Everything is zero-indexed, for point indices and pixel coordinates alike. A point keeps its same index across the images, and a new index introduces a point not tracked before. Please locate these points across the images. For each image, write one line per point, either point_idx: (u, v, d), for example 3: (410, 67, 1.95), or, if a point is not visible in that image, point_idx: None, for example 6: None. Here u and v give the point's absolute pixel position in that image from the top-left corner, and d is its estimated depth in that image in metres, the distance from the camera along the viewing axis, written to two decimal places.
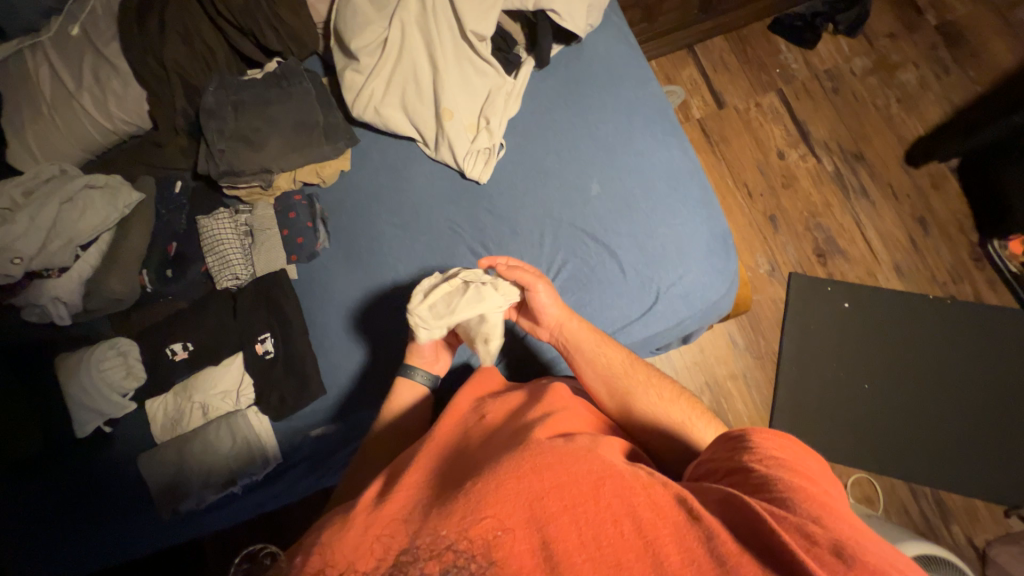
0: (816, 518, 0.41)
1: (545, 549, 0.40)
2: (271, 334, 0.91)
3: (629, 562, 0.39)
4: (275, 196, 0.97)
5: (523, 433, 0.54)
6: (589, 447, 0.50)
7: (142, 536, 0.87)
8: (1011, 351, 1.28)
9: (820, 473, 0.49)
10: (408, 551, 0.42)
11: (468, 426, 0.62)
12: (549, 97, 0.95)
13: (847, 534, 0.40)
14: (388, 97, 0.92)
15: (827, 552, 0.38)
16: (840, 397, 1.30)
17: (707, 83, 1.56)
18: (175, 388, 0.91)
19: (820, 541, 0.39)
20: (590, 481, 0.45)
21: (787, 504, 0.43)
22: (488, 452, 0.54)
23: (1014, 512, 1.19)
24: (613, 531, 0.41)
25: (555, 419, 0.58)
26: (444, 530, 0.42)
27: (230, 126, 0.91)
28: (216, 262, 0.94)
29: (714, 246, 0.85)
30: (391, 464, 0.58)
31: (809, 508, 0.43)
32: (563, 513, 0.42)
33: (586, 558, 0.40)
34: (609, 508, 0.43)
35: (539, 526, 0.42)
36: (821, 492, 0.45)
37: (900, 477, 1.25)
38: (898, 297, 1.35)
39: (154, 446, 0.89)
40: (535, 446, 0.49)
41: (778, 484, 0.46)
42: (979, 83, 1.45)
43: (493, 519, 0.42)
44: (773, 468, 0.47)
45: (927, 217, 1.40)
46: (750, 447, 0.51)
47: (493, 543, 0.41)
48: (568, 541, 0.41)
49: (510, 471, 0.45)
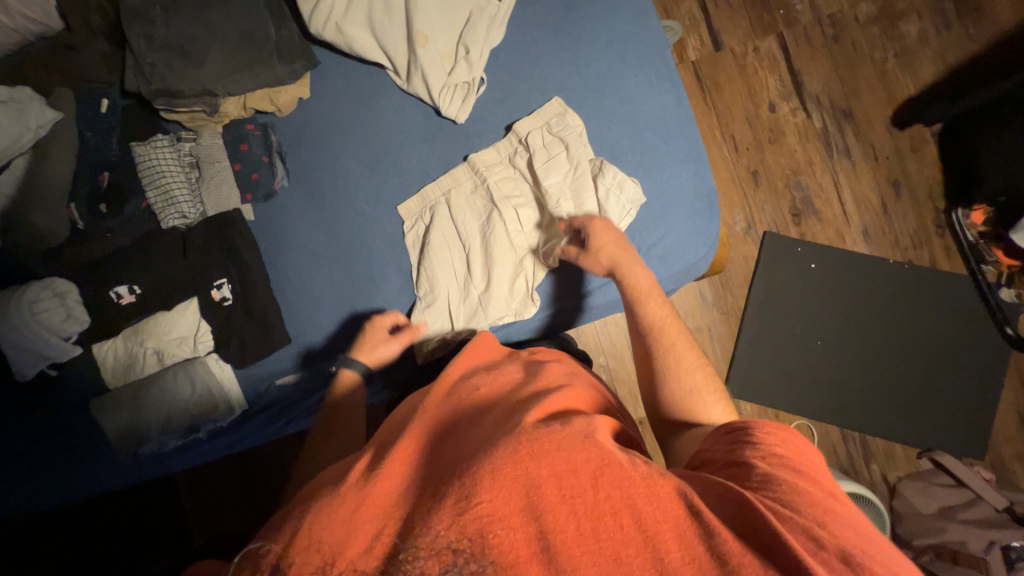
0: (822, 523, 0.45)
1: (543, 541, 0.41)
2: (229, 279, 0.84)
3: (629, 557, 0.41)
4: (224, 123, 0.86)
5: (519, 413, 0.54)
6: (584, 431, 0.50)
7: (104, 477, 0.86)
8: (953, 316, 1.37)
9: (821, 468, 0.52)
10: (407, 549, 0.42)
11: (460, 398, 0.62)
12: (537, 25, 0.85)
13: (851, 541, 0.43)
14: (351, 12, 0.80)
15: (833, 558, 0.41)
16: (796, 351, 1.38)
17: (706, 19, 1.45)
18: (125, 333, 0.84)
19: (826, 546, 0.42)
20: (588, 472, 0.46)
21: (792, 505, 0.46)
22: (478, 431, 0.54)
23: (926, 454, 1.33)
24: (613, 524, 0.43)
25: (553, 397, 0.58)
26: (441, 529, 0.42)
27: (161, 33, 0.77)
28: (158, 197, 0.84)
29: (698, 206, 0.82)
30: (376, 439, 0.58)
31: (813, 511, 0.46)
32: (562, 505, 0.43)
33: (585, 551, 0.41)
34: (607, 501, 0.44)
35: (536, 518, 0.42)
36: (824, 495, 0.48)
37: (835, 424, 1.37)
38: (860, 259, 1.40)
39: (107, 391, 0.85)
40: (532, 430, 0.50)
41: (781, 481, 0.49)
42: (980, 41, 1.39)
43: (486, 510, 0.43)
44: (776, 466, 0.51)
45: (901, 181, 1.41)
46: (754, 441, 0.54)
47: (490, 536, 0.41)
48: (566, 534, 0.42)
49: (507, 457, 0.46)
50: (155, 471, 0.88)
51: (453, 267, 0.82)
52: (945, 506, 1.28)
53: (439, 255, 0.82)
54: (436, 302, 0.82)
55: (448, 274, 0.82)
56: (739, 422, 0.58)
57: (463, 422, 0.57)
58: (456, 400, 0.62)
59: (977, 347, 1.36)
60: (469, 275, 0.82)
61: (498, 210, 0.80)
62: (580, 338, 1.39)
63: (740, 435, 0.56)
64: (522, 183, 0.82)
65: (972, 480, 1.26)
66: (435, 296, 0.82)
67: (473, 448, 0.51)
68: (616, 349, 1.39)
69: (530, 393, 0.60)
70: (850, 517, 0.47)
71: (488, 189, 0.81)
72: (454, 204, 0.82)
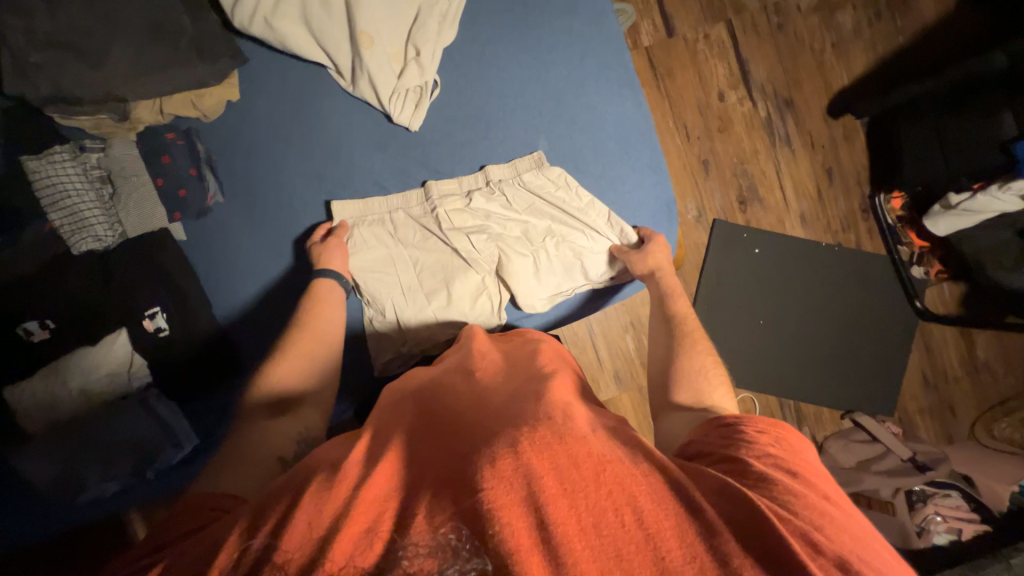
0: (819, 527, 0.43)
1: (543, 531, 0.38)
2: (163, 308, 0.76)
3: (630, 554, 0.38)
4: (138, 130, 0.74)
5: (518, 402, 0.54)
6: (589, 431, 0.49)
7: (34, 527, 0.78)
8: (874, 292, 1.52)
9: (814, 469, 0.51)
10: (401, 545, 0.38)
11: (452, 387, 0.62)
12: (492, 23, 0.80)
13: (847, 546, 0.42)
14: (282, 5, 0.71)
15: (829, 564, 0.40)
16: (742, 330, 1.48)
17: (659, 3, 1.42)
18: (39, 375, 0.74)
19: (824, 552, 0.41)
20: (590, 466, 0.44)
21: (790, 506, 0.45)
22: (468, 422, 0.53)
23: (848, 415, 1.50)
24: (614, 521, 0.40)
25: (555, 388, 0.57)
26: (444, 524, 0.39)
27: (43, 27, 0.64)
28: (64, 220, 0.73)
29: (658, 215, 0.84)
30: (374, 424, 0.58)
31: (809, 514, 0.44)
32: (564, 498, 0.41)
33: (585, 546, 0.38)
34: (608, 496, 0.42)
35: (537, 510, 0.40)
36: (818, 497, 0.47)
37: (774, 395, 1.50)
38: (798, 242, 1.50)
39: (26, 440, 0.74)
40: (531, 426, 0.48)
41: (775, 483, 0.47)
42: (905, 34, 1.48)
43: (488, 498, 0.40)
44: (770, 465, 0.49)
45: (834, 169, 1.51)
46: (747, 440, 0.53)
47: (488, 529, 0.38)
48: (567, 527, 0.39)
49: (507, 449, 0.45)
50: (97, 513, 0.81)
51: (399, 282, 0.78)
52: (863, 460, 1.45)
53: (385, 271, 0.78)
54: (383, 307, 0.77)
55: (394, 289, 0.77)
56: (732, 417, 0.56)
57: None
58: (438, 398, 0.61)
59: (891, 319, 1.52)
60: (416, 296, 0.78)
61: (447, 239, 0.78)
62: None
63: (734, 432, 0.54)
64: (489, 205, 0.79)
65: (883, 435, 1.45)
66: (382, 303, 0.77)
67: (480, 435, 0.49)
68: (578, 338, 1.42)
69: (521, 381, 0.60)
70: (846, 522, 0.45)
71: (437, 217, 0.78)
72: (400, 225, 0.79)
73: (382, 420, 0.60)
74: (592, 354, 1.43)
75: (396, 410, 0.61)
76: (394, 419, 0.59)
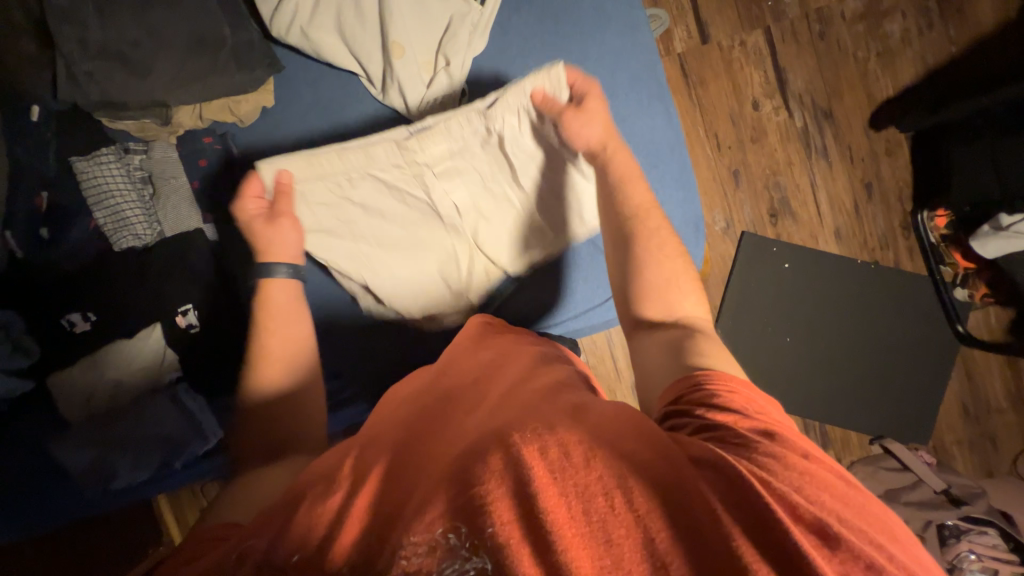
0: (799, 489, 0.43)
1: (534, 518, 0.38)
2: (195, 305, 0.80)
3: (620, 539, 0.38)
4: (178, 134, 0.79)
5: (513, 401, 0.54)
6: (577, 420, 0.49)
7: (67, 509, 0.80)
8: (913, 314, 1.44)
9: (783, 425, 0.52)
10: (403, 544, 0.39)
11: (456, 386, 0.62)
12: (522, 35, 0.80)
13: (824, 505, 0.43)
14: (317, 17, 0.72)
15: (808, 528, 0.40)
16: (767, 348, 1.44)
17: (694, 10, 1.39)
18: (77, 364, 0.78)
19: (805, 517, 0.41)
20: (579, 453, 0.43)
21: (772, 470, 0.45)
22: (467, 425, 0.52)
23: (877, 441, 1.44)
24: (603, 505, 0.40)
25: (562, 394, 0.55)
26: (433, 516, 0.39)
27: (94, 36, 0.67)
28: (108, 218, 0.77)
29: (685, 232, 0.81)
30: (368, 430, 0.58)
31: (791, 476, 0.45)
32: (553, 486, 0.40)
33: (576, 533, 0.38)
34: (598, 481, 0.41)
35: (526, 497, 0.39)
36: (797, 456, 0.47)
37: (798, 415, 1.45)
38: (830, 259, 1.45)
39: (67, 426, 0.79)
40: (524, 421, 0.48)
41: (757, 446, 0.47)
42: (959, 44, 1.40)
43: (481, 492, 0.40)
44: (747, 430, 0.50)
45: (874, 183, 1.44)
46: (723, 405, 0.52)
47: (483, 521, 0.38)
48: (558, 514, 0.38)
49: (502, 442, 0.45)
50: (127, 500, 0.83)
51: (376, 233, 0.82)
52: (891, 489, 1.38)
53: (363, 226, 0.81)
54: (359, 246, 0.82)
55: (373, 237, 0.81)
56: (706, 381, 0.55)
57: None
58: (439, 396, 0.61)
59: (929, 343, 1.45)
60: (394, 247, 0.82)
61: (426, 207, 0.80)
62: None
63: (707, 398, 0.54)
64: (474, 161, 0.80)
65: (915, 465, 1.37)
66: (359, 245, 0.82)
67: (477, 435, 0.48)
68: (596, 348, 1.41)
69: (519, 379, 0.60)
70: (826, 478, 0.46)
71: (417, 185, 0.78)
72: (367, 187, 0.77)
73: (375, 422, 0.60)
74: (609, 364, 1.41)
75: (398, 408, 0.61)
76: (395, 416, 0.59)
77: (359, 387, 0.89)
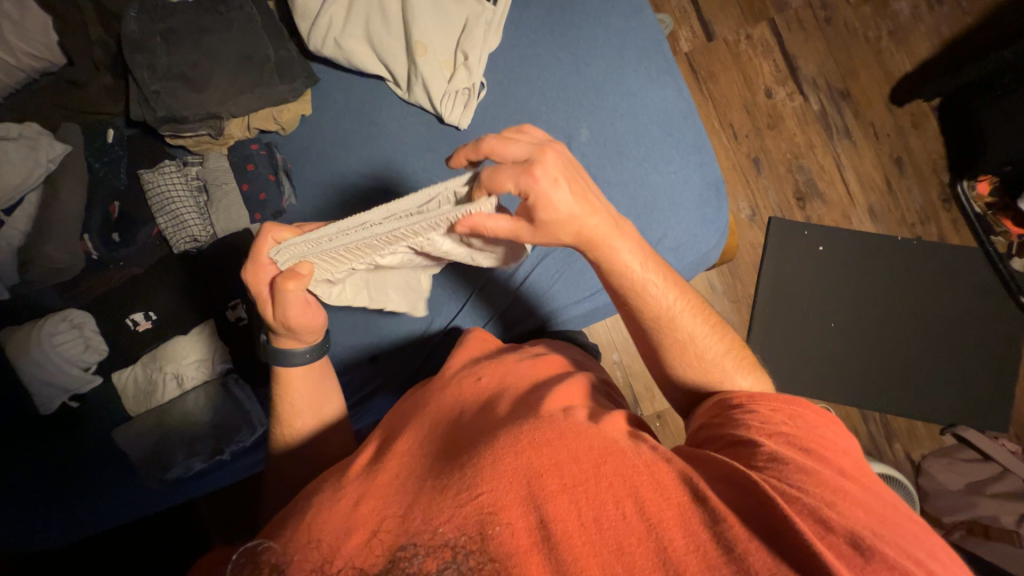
0: (830, 503, 0.42)
1: (543, 531, 0.39)
2: (243, 299, 0.85)
3: (631, 546, 0.38)
4: (229, 145, 0.87)
5: (524, 404, 0.53)
6: (590, 420, 0.49)
7: (132, 504, 0.84)
8: (970, 289, 1.34)
9: (823, 438, 0.50)
10: (404, 546, 0.40)
11: (465, 390, 0.61)
12: (533, 28, 0.86)
13: (860, 521, 0.41)
14: (349, 27, 0.82)
15: (840, 540, 0.39)
16: (809, 337, 1.35)
17: (696, 10, 1.45)
18: (144, 359, 0.85)
19: (835, 530, 0.40)
20: (591, 460, 0.44)
21: (798, 485, 0.44)
22: (480, 425, 0.52)
23: (948, 430, 1.31)
24: (615, 513, 0.40)
25: (559, 390, 0.54)
26: (441, 526, 0.40)
27: (162, 62, 0.79)
28: (169, 223, 0.84)
29: (707, 195, 0.83)
30: (383, 430, 0.60)
31: (818, 491, 0.43)
32: (564, 495, 0.41)
33: (586, 541, 0.39)
34: (610, 489, 0.42)
35: (536, 506, 0.40)
36: (829, 473, 0.46)
37: (854, 405, 1.34)
38: (868, 239, 1.38)
39: (130, 418, 0.85)
40: (530, 422, 0.48)
41: (785, 461, 0.46)
42: (972, 13, 1.39)
43: (487, 501, 0.41)
44: (777, 443, 0.49)
45: (904, 158, 1.41)
46: (755, 420, 0.52)
47: (490, 531, 0.39)
48: (567, 523, 0.40)
49: (507, 448, 0.45)
50: (182, 496, 0.85)
51: (365, 257, 0.63)
52: (973, 481, 1.25)
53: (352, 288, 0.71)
54: (304, 246, 0.60)
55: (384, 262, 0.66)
56: (736, 399, 0.55)
57: (455, 427, 0.54)
58: (452, 397, 0.60)
59: (996, 320, 1.33)
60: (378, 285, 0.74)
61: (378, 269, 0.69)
62: (592, 336, 1.26)
63: (745, 417, 0.53)
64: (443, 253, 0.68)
65: (997, 452, 1.24)
66: (309, 254, 0.60)
67: (485, 432, 0.50)
68: None
69: (536, 381, 0.59)
70: (860, 496, 0.44)
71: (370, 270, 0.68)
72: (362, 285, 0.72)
73: (393, 423, 0.61)
74: None
75: (403, 411, 0.63)
76: (409, 414, 0.60)
77: (391, 373, 0.92)
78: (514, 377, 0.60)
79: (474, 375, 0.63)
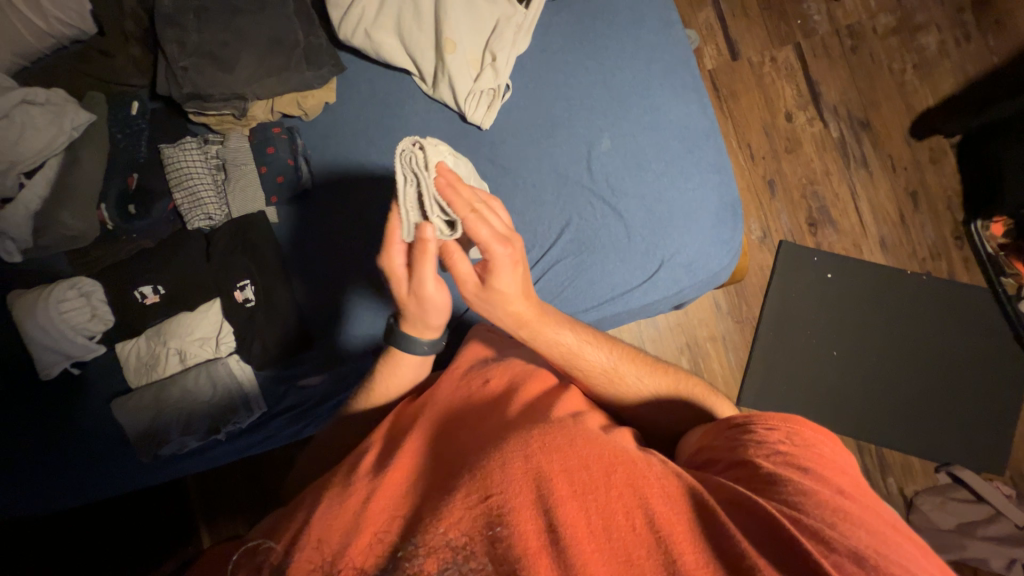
0: (832, 524, 0.42)
1: (552, 533, 0.39)
2: (253, 281, 0.85)
3: (640, 558, 0.38)
4: (251, 127, 0.88)
5: (534, 411, 0.53)
6: (598, 433, 0.50)
7: (123, 478, 0.84)
8: (976, 328, 1.34)
9: (826, 461, 0.50)
10: (406, 546, 0.40)
11: (471, 392, 0.61)
12: (562, 34, 0.87)
13: (864, 541, 0.40)
14: (380, 19, 0.82)
15: (846, 561, 0.38)
16: (811, 364, 1.35)
17: (723, 28, 1.46)
18: (148, 333, 0.85)
19: (839, 549, 0.39)
20: (601, 468, 0.44)
21: (803, 507, 0.43)
22: (486, 427, 0.52)
23: (943, 468, 1.30)
24: (624, 523, 0.40)
25: (564, 399, 0.56)
26: (448, 526, 0.40)
27: (193, 38, 0.79)
28: (186, 199, 0.86)
29: (723, 213, 0.83)
30: (387, 426, 0.60)
31: (822, 513, 0.43)
32: (574, 500, 0.41)
33: (595, 549, 0.38)
34: (620, 499, 0.42)
35: (546, 509, 0.40)
36: (830, 493, 0.45)
37: (851, 436, 1.33)
38: (877, 271, 1.38)
39: (130, 390, 0.85)
40: (542, 427, 0.48)
41: (790, 484, 0.46)
42: (998, 53, 1.39)
43: (498, 501, 0.41)
44: (780, 465, 0.49)
45: (919, 191, 1.40)
46: (757, 438, 0.52)
47: (496, 532, 0.39)
48: (577, 529, 0.39)
49: (518, 451, 0.45)
50: (172, 472, 0.86)
51: None
52: (964, 522, 1.24)
53: None
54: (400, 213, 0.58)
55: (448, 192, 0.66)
56: (741, 416, 0.55)
57: (458, 430, 0.54)
58: (458, 398, 0.60)
59: (999, 361, 1.32)
60: None
61: None
62: None
63: (752, 435, 0.52)
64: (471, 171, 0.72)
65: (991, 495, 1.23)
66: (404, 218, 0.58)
67: (493, 434, 0.50)
68: None
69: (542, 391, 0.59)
70: (861, 515, 0.44)
71: None
72: None
73: (397, 421, 0.61)
74: None
75: (408, 409, 0.63)
76: (416, 412, 0.60)
77: None
78: (520, 380, 0.60)
79: (482, 377, 0.63)
